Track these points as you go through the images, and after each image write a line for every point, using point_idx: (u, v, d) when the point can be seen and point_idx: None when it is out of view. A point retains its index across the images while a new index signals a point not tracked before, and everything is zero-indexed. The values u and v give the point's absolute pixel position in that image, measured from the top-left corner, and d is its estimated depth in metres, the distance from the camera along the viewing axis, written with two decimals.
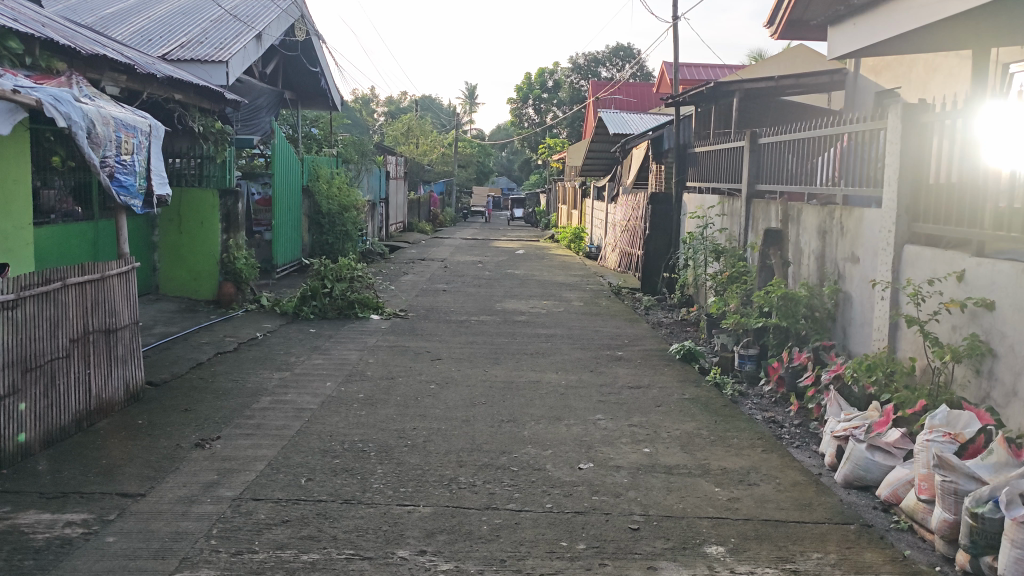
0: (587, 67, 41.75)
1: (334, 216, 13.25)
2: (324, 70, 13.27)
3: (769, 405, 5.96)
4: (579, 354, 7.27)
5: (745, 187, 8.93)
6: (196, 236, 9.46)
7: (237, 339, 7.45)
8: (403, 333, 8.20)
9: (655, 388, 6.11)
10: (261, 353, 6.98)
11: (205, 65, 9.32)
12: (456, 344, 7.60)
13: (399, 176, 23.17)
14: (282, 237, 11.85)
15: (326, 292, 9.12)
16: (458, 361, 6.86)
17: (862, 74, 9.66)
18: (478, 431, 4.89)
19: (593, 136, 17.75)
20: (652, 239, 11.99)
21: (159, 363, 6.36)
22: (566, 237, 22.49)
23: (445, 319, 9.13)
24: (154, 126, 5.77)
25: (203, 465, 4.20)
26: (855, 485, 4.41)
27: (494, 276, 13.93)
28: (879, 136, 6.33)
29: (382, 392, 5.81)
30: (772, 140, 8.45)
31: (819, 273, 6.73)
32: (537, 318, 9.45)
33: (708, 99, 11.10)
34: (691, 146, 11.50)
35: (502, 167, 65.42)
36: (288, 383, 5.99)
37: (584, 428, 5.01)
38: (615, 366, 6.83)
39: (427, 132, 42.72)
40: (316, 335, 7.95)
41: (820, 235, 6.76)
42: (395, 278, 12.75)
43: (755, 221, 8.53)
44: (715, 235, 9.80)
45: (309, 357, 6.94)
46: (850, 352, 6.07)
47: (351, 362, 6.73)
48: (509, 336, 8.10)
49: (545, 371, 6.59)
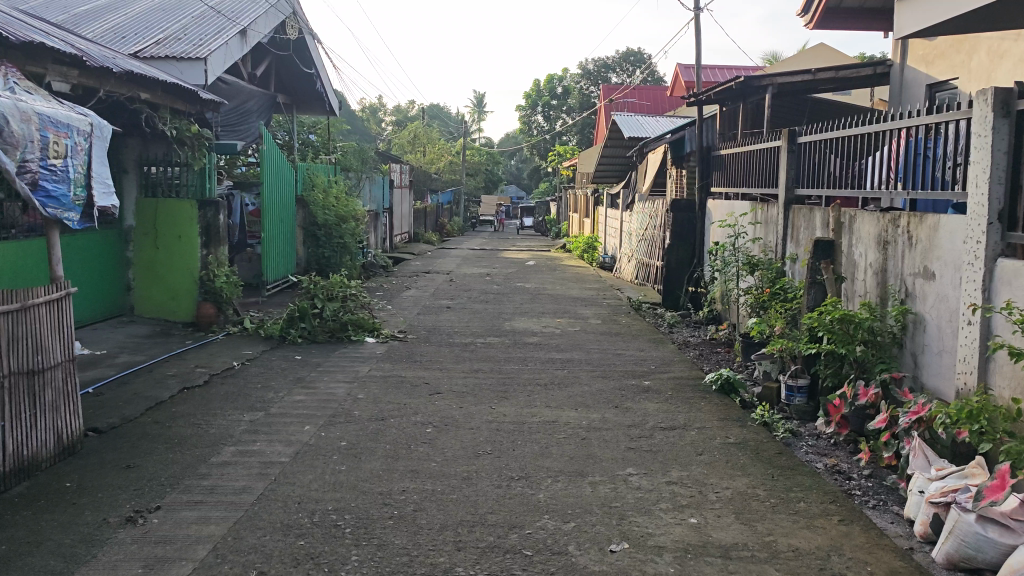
0: (597, 73, 40.84)
1: (331, 227, 12.33)
2: (320, 71, 12.41)
3: (830, 451, 5.01)
4: (602, 385, 6.32)
5: (784, 193, 7.97)
6: (173, 251, 8.61)
7: (210, 370, 6.53)
8: (400, 360, 7.26)
9: (692, 429, 5.16)
10: (233, 388, 6.06)
11: (182, 62, 8.43)
12: (459, 374, 6.66)
13: (404, 185, 22.28)
14: (273, 252, 10.92)
15: (317, 313, 8.20)
16: (462, 396, 5.91)
17: (909, 66, 8.73)
18: (482, 496, 3.94)
19: (608, 141, 16.83)
20: (674, 250, 11.06)
21: (112, 404, 5.45)
22: (579, 247, 21.53)
23: (449, 342, 8.18)
24: (97, 125, 4.88)
25: (127, 552, 3.28)
26: (962, 566, 3.45)
27: (503, 290, 12.99)
28: (954, 131, 5.39)
29: (369, 439, 4.87)
30: (814, 139, 7.50)
31: (880, 290, 5.77)
32: (551, 339, 8.49)
33: (735, 96, 10.17)
34: (717, 149, 10.56)
35: (512, 175, 64.45)
36: (259, 427, 5.06)
37: (613, 489, 4.07)
38: (644, 401, 5.87)
39: (434, 140, 41.88)
40: (302, 363, 7.02)
41: (881, 247, 5.81)
42: (396, 295, 11.82)
43: (796, 230, 7.58)
44: (748, 245, 8.83)
45: (289, 391, 6.02)
46: (926, 386, 5.11)
47: (337, 399, 5.79)
48: (521, 363, 7.14)
49: (563, 408, 5.63)
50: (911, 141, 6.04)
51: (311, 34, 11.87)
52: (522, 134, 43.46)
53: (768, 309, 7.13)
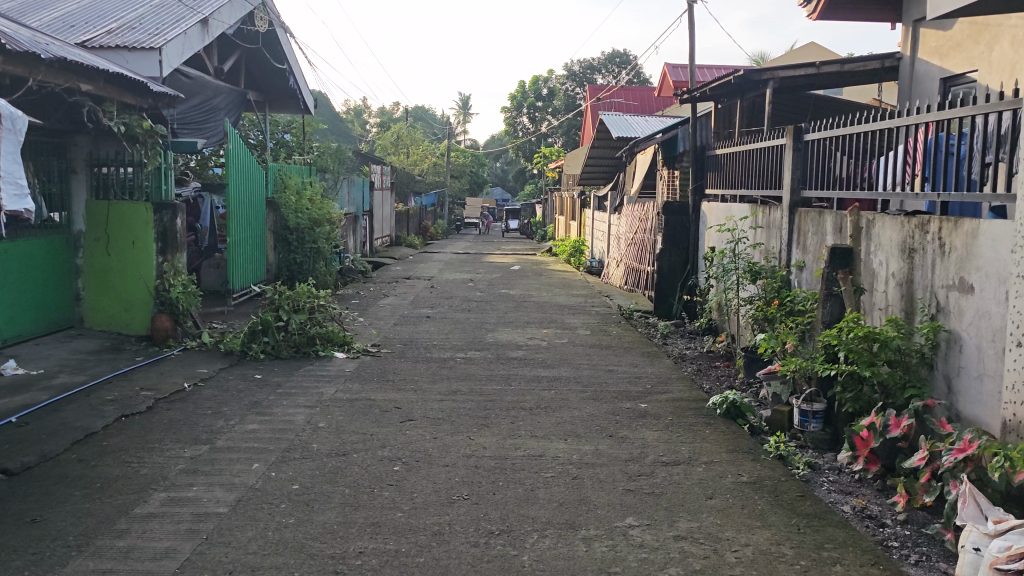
0: (583, 74, 40.22)
1: (304, 232, 11.63)
2: (292, 67, 11.75)
3: (856, 490, 4.39)
4: (594, 409, 5.66)
5: (788, 194, 7.34)
6: (127, 259, 7.88)
7: (155, 393, 5.82)
8: (370, 379, 6.56)
9: (698, 465, 4.51)
10: (178, 415, 5.35)
11: (134, 52, 7.70)
12: (435, 397, 5.97)
13: (384, 187, 21.49)
14: (240, 258, 10.20)
15: (281, 326, 7.51)
16: (437, 425, 5.23)
17: (920, 59, 8.16)
18: (453, 560, 3.28)
19: (595, 141, 16.20)
20: (667, 255, 10.44)
21: (33, 437, 4.74)
22: (565, 250, 20.87)
23: (425, 358, 7.50)
24: (7, 115, 4.22)
25: None
26: None
27: (486, 298, 12.33)
28: (991, 126, 4.77)
29: (324, 481, 4.19)
30: (822, 137, 6.87)
31: (905, 304, 5.14)
32: (537, 353, 7.82)
33: (733, 93, 9.54)
34: (712, 148, 9.93)
35: (497, 177, 63.78)
36: (198, 466, 4.36)
37: (611, 548, 3.41)
38: (642, 429, 5.21)
39: (418, 141, 41.15)
40: (262, 384, 6.33)
41: (905, 255, 5.19)
42: (372, 303, 11.13)
43: (802, 236, 6.97)
44: (749, 251, 8.20)
45: (242, 419, 5.32)
46: (964, 416, 4.49)
47: (295, 429, 5.10)
48: (503, 382, 6.47)
49: (551, 438, 4.96)
50: (935, 138, 5.40)
51: (282, 27, 11.18)
52: (508, 135, 42.79)
53: (776, 324, 6.50)
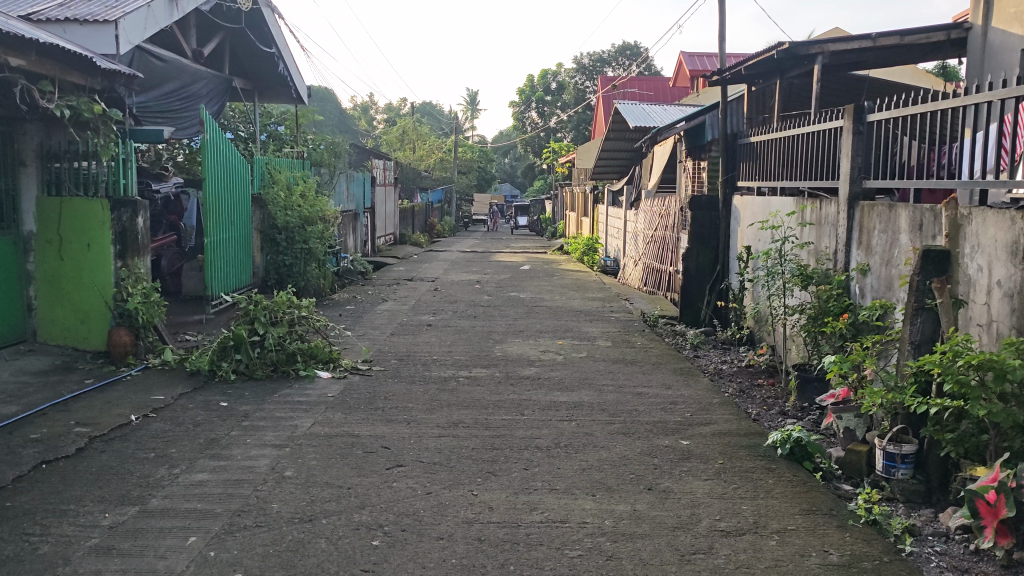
0: (593, 67, 39.10)
1: (293, 230, 10.59)
2: (281, 51, 10.74)
3: (974, 568, 3.34)
4: (625, 450, 4.61)
5: (847, 186, 6.24)
6: (82, 264, 6.86)
7: (91, 430, 4.81)
8: (356, 407, 5.52)
9: (769, 537, 3.45)
10: (112, 460, 4.34)
11: (86, 25, 6.66)
12: (431, 432, 4.93)
13: (388, 183, 20.45)
14: (220, 263, 9.12)
15: (256, 341, 6.48)
16: (431, 474, 4.18)
17: (1001, 28, 7.07)
18: None
19: (610, 133, 15.12)
20: (695, 255, 9.39)
21: None
22: (578, 248, 19.78)
23: (421, 377, 6.46)
24: None
25: None
26: None
27: (495, 302, 11.27)
28: None
29: (277, 566, 3.15)
30: (890, 116, 5.76)
31: (1019, 321, 4.05)
32: (551, 370, 6.77)
33: (771, 72, 8.45)
34: (745, 134, 8.82)
35: (505, 173, 62.73)
36: (117, 543, 3.35)
37: None
38: (688, 480, 4.16)
39: (424, 136, 40.12)
40: (225, 415, 5.29)
41: (1017, 258, 4.07)
42: (368, 309, 10.10)
43: (867, 234, 5.88)
44: (796, 252, 7.12)
45: (190, 465, 4.30)
46: None
47: (254, 482, 4.05)
48: (514, 412, 5.41)
49: (575, 495, 3.91)
50: None
51: (267, 6, 10.15)
52: (516, 130, 41.65)
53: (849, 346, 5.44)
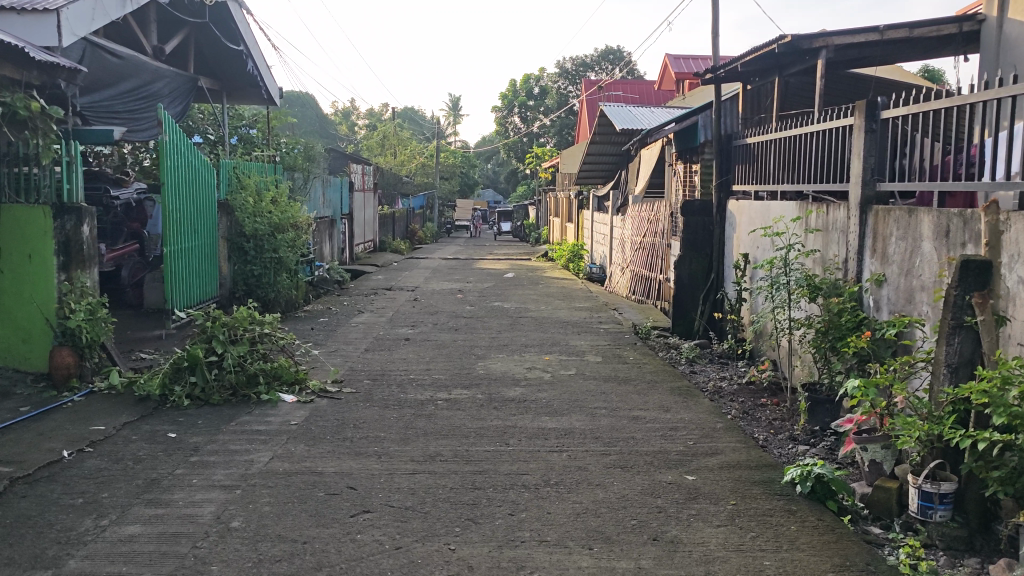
0: (576, 71, 38.64)
1: (263, 238, 9.96)
2: (250, 49, 10.14)
3: None
4: (624, 488, 4.06)
5: (858, 190, 5.73)
6: (21, 277, 6.23)
7: (14, 469, 4.20)
8: (322, 438, 4.94)
9: None
10: (32, 509, 3.74)
11: (25, 15, 6.07)
12: (404, 469, 4.34)
13: (368, 189, 19.90)
14: (180, 274, 8.49)
15: (214, 362, 5.88)
16: (402, 524, 3.60)
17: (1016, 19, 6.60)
18: None
19: (596, 135, 14.60)
20: (688, 263, 8.88)
21: None
22: (563, 254, 19.25)
23: (395, 400, 5.88)
24: None
25: None
26: None
27: (476, 313, 10.71)
28: None
29: None
30: (903, 113, 5.26)
31: None
32: (538, 391, 6.21)
33: (769, 69, 7.94)
34: (740, 135, 8.32)
35: (487, 178, 62.26)
36: None
37: None
38: (698, 526, 3.61)
39: (406, 142, 39.55)
40: (172, 449, 4.69)
41: None
42: (341, 322, 9.50)
43: (882, 241, 5.37)
44: (801, 260, 6.60)
45: (123, 513, 3.71)
46: None
47: (193, 536, 3.47)
48: (497, 442, 4.85)
49: (569, 549, 3.35)
50: None
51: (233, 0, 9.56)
52: (499, 135, 41.10)
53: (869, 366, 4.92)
